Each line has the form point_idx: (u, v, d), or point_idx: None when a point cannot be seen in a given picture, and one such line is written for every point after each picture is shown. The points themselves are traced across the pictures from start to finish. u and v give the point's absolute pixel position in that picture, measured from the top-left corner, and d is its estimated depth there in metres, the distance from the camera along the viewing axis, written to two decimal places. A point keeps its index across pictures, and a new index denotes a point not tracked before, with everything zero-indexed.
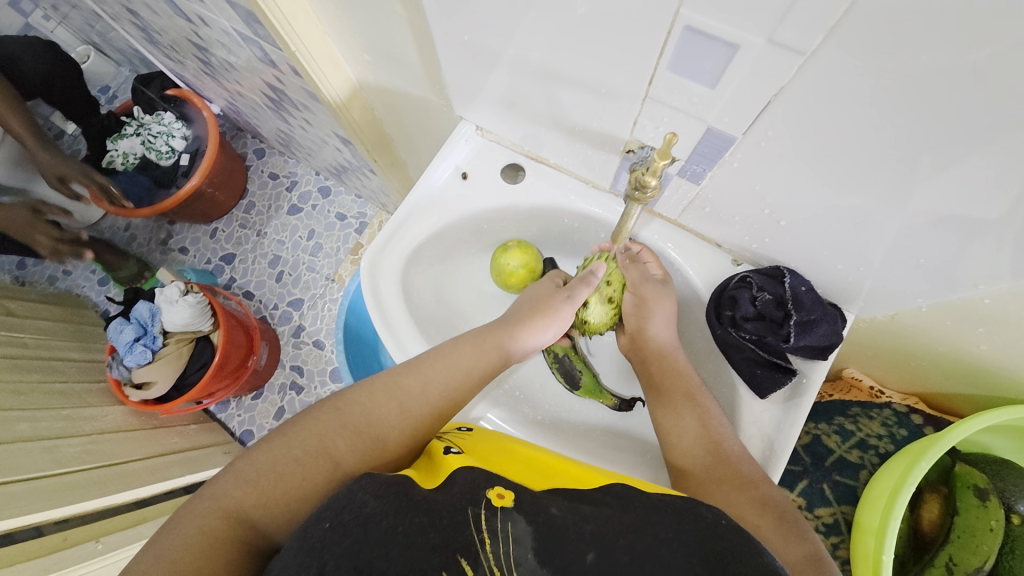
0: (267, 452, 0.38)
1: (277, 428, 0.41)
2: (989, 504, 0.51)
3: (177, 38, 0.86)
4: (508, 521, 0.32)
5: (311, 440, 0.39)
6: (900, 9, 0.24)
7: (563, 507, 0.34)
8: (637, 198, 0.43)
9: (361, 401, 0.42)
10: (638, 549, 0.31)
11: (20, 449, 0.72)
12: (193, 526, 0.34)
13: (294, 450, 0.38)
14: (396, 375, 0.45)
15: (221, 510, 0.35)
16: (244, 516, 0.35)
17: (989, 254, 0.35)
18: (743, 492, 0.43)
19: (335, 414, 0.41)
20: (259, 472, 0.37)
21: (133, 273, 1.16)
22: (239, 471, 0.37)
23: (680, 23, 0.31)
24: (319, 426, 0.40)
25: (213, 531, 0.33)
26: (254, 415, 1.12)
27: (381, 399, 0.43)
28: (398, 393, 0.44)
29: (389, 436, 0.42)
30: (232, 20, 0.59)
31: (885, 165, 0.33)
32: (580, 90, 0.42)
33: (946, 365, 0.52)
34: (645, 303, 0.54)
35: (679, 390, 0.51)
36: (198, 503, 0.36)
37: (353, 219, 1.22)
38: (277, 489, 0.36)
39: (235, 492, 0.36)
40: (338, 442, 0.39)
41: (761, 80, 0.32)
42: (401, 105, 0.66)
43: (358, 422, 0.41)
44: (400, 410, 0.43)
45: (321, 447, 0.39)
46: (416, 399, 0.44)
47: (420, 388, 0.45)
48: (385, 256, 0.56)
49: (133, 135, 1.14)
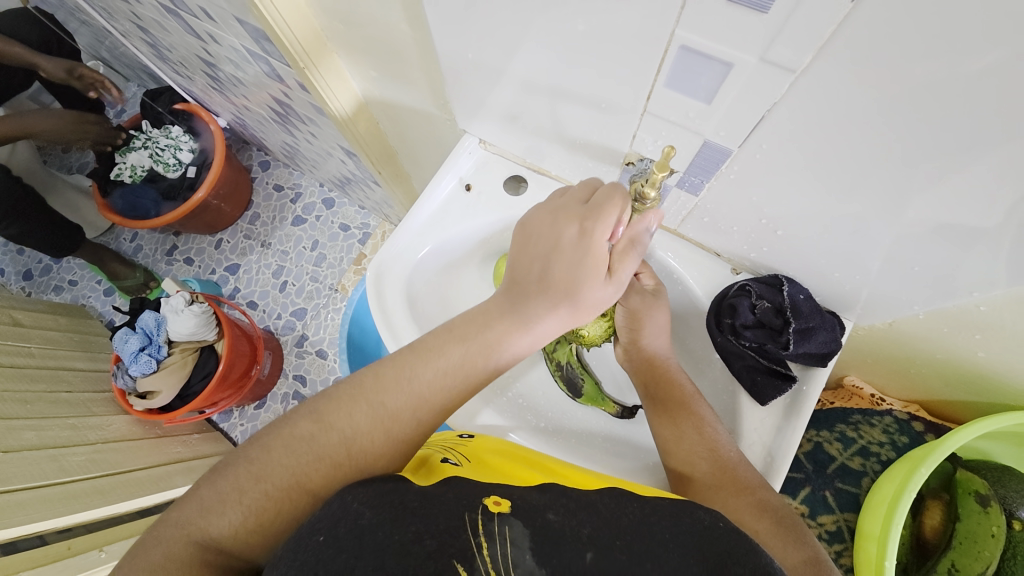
0: (233, 480, 0.37)
1: (254, 438, 0.40)
2: (990, 510, 0.51)
3: (186, 55, 0.88)
4: (505, 525, 0.32)
5: (284, 472, 0.37)
6: (887, 27, 0.25)
7: (561, 511, 0.34)
8: (638, 208, 0.44)
9: (340, 425, 0.40)
10: (637, 549, 0.31)
11: (27, 458, 0.73)
12: (160, 551, 0.34)
13: (264, 482, 0.36)
14: (381, 394, 0.42)
15: (187, 537, 0.34)
16: (212, 543, 0.34)
17: (983, 260, 0.36)
18: (744, 498, 0.43)
19: (311, 441, 0.38)
20: (229, 499, 0.36)
21: (139, 282, 1.18)
22: (205, 497, 0.36)
23: (676, 42, 0.32)
24: (293, 454, 0.38)
25: (179, 561, 0.33)
26: (256, 424, 1.12)
27: (364, 423, 0.40)
28: (382, 414, 0.41)
29: (373, 460, 0.39)
30: (241, 37, 0.61)
31: (879, 173, 0.34)
32: (581, 105, 0.43)
33: (945, 373, 0.53)
34: (636, 315, 0.55)
35: (676, 399, 0.51)
36: (166, 529, 0.35)
37: (356, 229, 1.23)
38: (249, 520, 0.35)
39: (202, 517, 0.35)
40: (315, 474, 0.37)
41: (756, 96, 0.33)
42: (405, 119, 0.67)
43: (337, 452, 0.38)
44: (386, 436, 0.40)
45: (295, 480, 0.37)
46: (401, 421, 0.41)
47: (406, 410, 0.42)
48: (392, 266, 0.57)
49: (142, 148, 1.16)
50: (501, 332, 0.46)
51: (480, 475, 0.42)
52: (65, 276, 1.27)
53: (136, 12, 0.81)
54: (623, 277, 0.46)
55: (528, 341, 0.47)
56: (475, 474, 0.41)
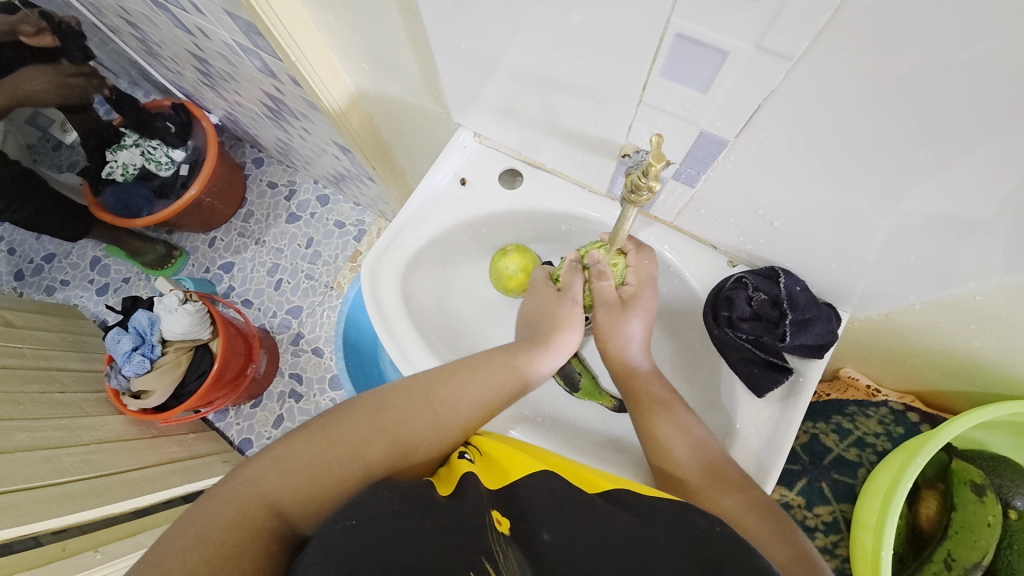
0: (307, 444, 0.40)
1: (316, 416, 0.43)
2: (986, 500, 0.52)
3: (177, 50, 0.87)
4: (509, 546, 0.33)
5: (348, 441, 0.41)
6: (884, 13, 0.25)
7: (555, 531, 0.35)
8: (632, 201, 0.41)
9: (398, 409, 0.45)
10: (628, 560, 0.31)
11: (20, 459, 0.73)
12: (232, 509, 0.35)
13: (332, 448, 0.40)
14: (434, 389, 0.47)
15: (259, 498, 0.36)
16: (277, 506, 0.36)
17: (978, 250, 0.36)
18: (726, 496, 0.43)
19: (373, 418, 0.43)
20: (299, 463, 0.39)
21: (160, 256, 1.20)
22: (275, 456, 0.39)
23: (671, 31, 0.32)
24: (358, 428, 0.42)
25: (253, 518, 0.35)
26: (253, 423, 1.12)
27: (418, 409, 0.45)
28: (436, 407, 0.46)
29: (418, 447, 0.44)
30: (232, 32, 0.60)
31: (876, 165, 0.34)
32: (575, 96, 0.43)
33: (942, 364, 0.53)
34: (604, 330, 0.54)
35: (646, 402, 0.51)
36: (237, 486, 0.37)
37: (351, 226, 1.23)
38: (313, 484, 0.38)
39: (274, 479, 0.38)
40: (374, 448, 0.42)
41: (752, 84, 0.32)
42: (399, 113, 0.66)
43: (393, 429, 0.43)
44: (433, 422, 0.45)
45: (358, 450, 0.41)
46: (448, 416, 0.46)
47: (454, 403, 0.47)
48: (385, 261, 0.57)
49: (132, 146, 1.12)
50: (536, 354, 0.51)
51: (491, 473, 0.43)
52: (57, 276, 1.26)
53: (125, 7, 0.80)
54: (573, 292, 0.55)
55: (549, 365, 0.52)
56: (486, 474, 0.42)
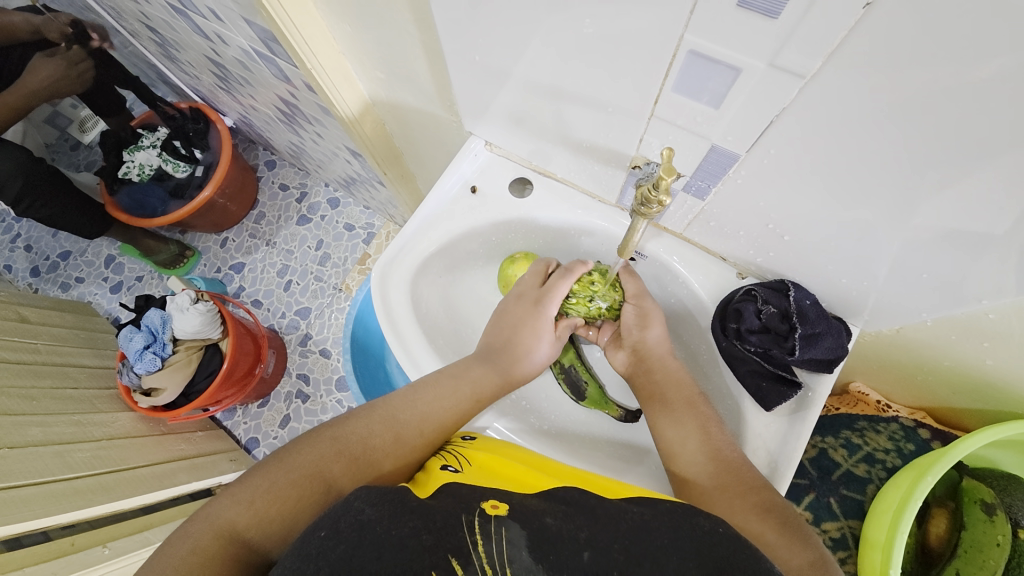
0: (264, 475, 0.41)
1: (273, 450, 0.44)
2: (996, 519, 0.51)
3: (195, 56, 0.89)
4: (503, 526, 0.33)
5: (308, 463, 0.41)
6: (899, 28, 0.25)
7: (559, 515, 0.35)
8: (642, 213, 0.41)
9: (358, 430, 0.45)
10: (634, 550, 0.32)
11: (32, 454, 0.74)
12: (186, 546, 0.36)
13: (290, 473, 0.41)
14: (394, 409, 0.48)
15: (215, 531, 0.37)
16: (236, 534, 0.37)
17: (991, 266, 0.35)
18: (738, 501, 0.43)
19: (333, 441, 0.44)
20: (256, 494, 0.39)
21: (172, 255, 1.21)
22: (234, 492, 0.40)
23: (684, 47, 0.32)
24: (315, 452, 0.42)
25: (208, 551, 0.36)
26: (260, 423, 1.12)
27: (380, 429, 0.46)
28: (395, 425, 0.47)
29: (381, 463, 0.45)
30: (249, 39, 0.61)
31: (886, 180, 0.34)
32: (586, 107, 0.43)
33: (952, 380, 0.52)
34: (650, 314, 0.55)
35: (673, 397, 0.51)
36: (194, 523, 0.38)
37: (360, 229, 1.24)
38: (272, 508, 0.39)
39: (230, 512, 0.38)
40: (335, 467, 0.42)
41: (763, 103, 0.33)
42: (412, 121, 0.67)
43: (353, 448, 0.44)
44: (394, 439, 0.46)
45: (317, 471, 0.41)
46: (410, 434, 0.47)
47: (416, 421, 0.48)
48: (395, 266, 0.57)
49: (150, 147, 1.15)
50: (496, 374, 0.53)
51: (479, 478, 0.42)
52: (73, 273, 1.28)
53: (145, 12, 0.82)
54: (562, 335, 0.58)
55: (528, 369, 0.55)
56: (476, 479, 0.42)
